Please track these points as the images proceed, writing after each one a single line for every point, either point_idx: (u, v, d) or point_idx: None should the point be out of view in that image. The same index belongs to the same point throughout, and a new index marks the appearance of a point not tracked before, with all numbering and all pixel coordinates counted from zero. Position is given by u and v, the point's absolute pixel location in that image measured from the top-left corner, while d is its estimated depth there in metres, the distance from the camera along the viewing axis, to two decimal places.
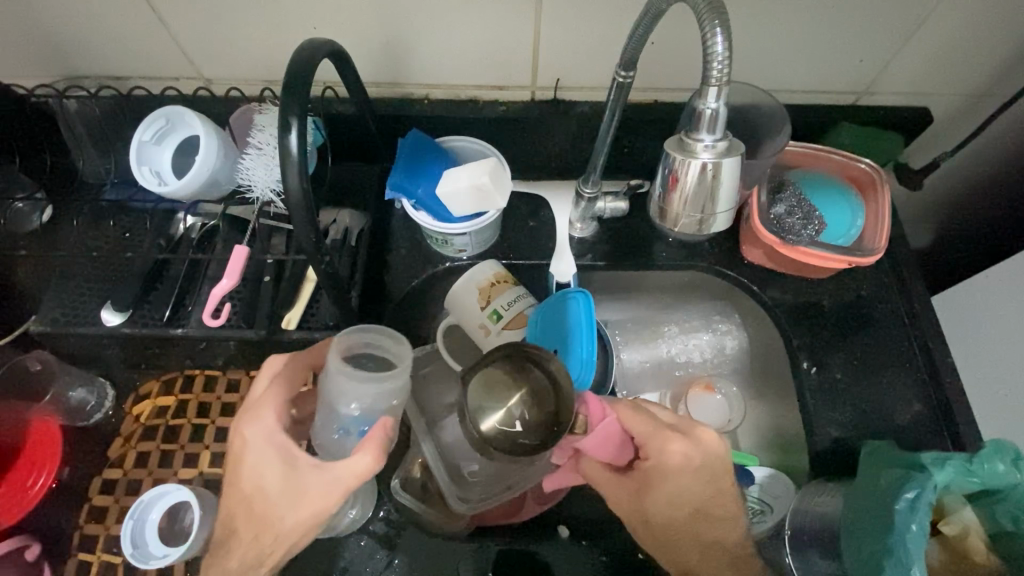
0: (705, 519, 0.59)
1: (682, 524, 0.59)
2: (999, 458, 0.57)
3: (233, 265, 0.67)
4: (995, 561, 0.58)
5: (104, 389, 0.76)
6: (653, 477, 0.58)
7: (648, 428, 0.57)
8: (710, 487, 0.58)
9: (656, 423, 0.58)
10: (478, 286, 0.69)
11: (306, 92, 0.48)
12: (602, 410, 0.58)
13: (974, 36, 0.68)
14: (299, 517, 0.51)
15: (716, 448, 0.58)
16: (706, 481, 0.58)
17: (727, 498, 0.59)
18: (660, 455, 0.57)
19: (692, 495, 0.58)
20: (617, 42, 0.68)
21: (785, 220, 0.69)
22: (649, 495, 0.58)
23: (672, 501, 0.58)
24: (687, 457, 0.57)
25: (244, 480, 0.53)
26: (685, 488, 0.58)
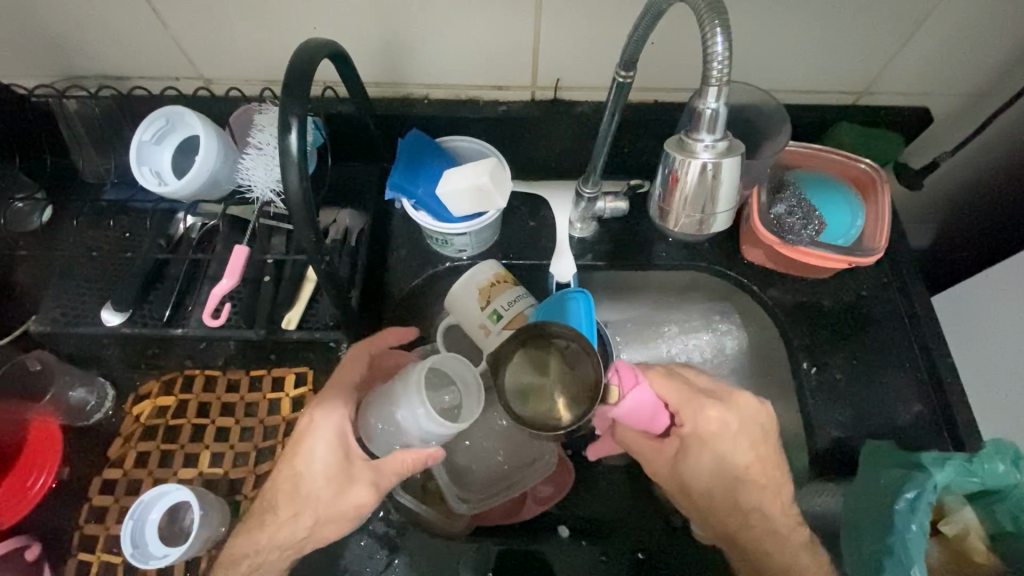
0: (744, 486, 0.60)
1: (730, 495, 0.60)
2: (999, 458, 0.58)
3: (234, 264, 0.67)
4: (995, 562, 0.58)
5: (104, 389, 0.76)
6: (698, 445, 0.59)
7: (683, 394, 0.58)
8: (758, 454, 0.60)
9: (688, 388, 0.58)
10: (478, 285, 0.69)
11: (305, 92, 0.48)
12: (635, 379, 0.55)
13: (974, 36, 0.68)
14: (289, 529, 0.57)
15: (749, 410, 0.60)
16: (746, 445, 0.59)
17: (773, 467, 0.60)
18: (697, 423, 0.58)
19: (736, 460, 0.59)
20: (617, 42, 0.68)
21: (785, 220, 0.69)
22: (689, 463, 0.59)
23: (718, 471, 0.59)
24: (725, 424, 0.58)
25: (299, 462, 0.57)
26: (731, 455, 0.59)
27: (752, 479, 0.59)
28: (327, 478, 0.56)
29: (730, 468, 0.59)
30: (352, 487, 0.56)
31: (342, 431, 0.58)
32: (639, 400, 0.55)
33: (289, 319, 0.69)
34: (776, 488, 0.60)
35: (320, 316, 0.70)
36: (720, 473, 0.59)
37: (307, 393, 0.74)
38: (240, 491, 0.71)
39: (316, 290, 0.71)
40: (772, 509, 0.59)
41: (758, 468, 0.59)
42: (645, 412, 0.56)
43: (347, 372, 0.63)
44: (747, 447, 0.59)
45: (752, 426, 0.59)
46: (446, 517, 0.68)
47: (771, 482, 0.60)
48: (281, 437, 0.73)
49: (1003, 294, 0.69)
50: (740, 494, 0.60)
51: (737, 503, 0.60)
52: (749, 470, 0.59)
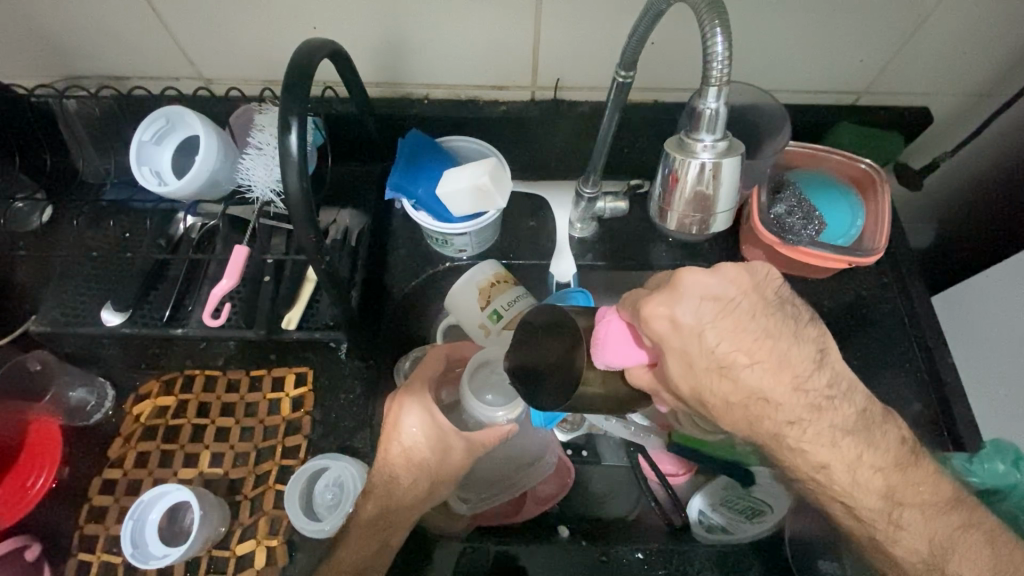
0: (729, 376, 0.45)
1: (727, 393, 0.46)
2: (999, 458, 0.58)
3: (234, 265, 0.66)
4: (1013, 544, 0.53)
5: (104, 389, 0.77)
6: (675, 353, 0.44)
7: (631, 301, 0.47)
8: (744, 339, 0.45)
9: (641, 289, 0.48)
10: (478, 286, 0.69)
11: (305, 93, 0.48)
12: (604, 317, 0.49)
13: (976, 36, 0.68)
14: (410, 493, 0.60)
15: (702, 280, 0.43)
16: (711, 327, 0.44)
17: (768, 355, 0.45)
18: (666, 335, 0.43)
19: (705, 349, 0.44)
20: (616, 42, 0.68)
21: (785, 219, 0.69)
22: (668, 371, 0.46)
23: (703, 373, 0.45)
24: (689, 316, 0.43)
25: (400, 441, 0.60)
26: (716, 353, 0.44)
27: (747, 370, 0.45)
28: (430, 451, 0.60)
29: (703, 360, 0.44)
30: (453, 455, 0.61)
31: (435, 412, 0.60)
32: (612, 331, 0.48)
33: (289, 319, 0.69)
34: (789, 382, 0.46)
35: (320, 316, 0.70)
36: (710, 371, 0.45)
37: (307, 393, 0.74)
38: (239, 491, 0.71)
39: (316, 290, 0.72)
40: (800, 401, 0.47)
41: (750, 354, 0.45)
42: (631, 346, 0.47)
43: (430, 364, 0.65)
44: (725, 331, 0.44)
45: (708, 299, 0.44)
46: (446, 516, 0.68)
47: (778, 364, 0.46)
48: (281, 437, 0.73)
49: (1001, 292, 0.69)
50: (732, 394, 0.46)
51: (738, 401, 0.46)
52: (740, 360, 0.45)
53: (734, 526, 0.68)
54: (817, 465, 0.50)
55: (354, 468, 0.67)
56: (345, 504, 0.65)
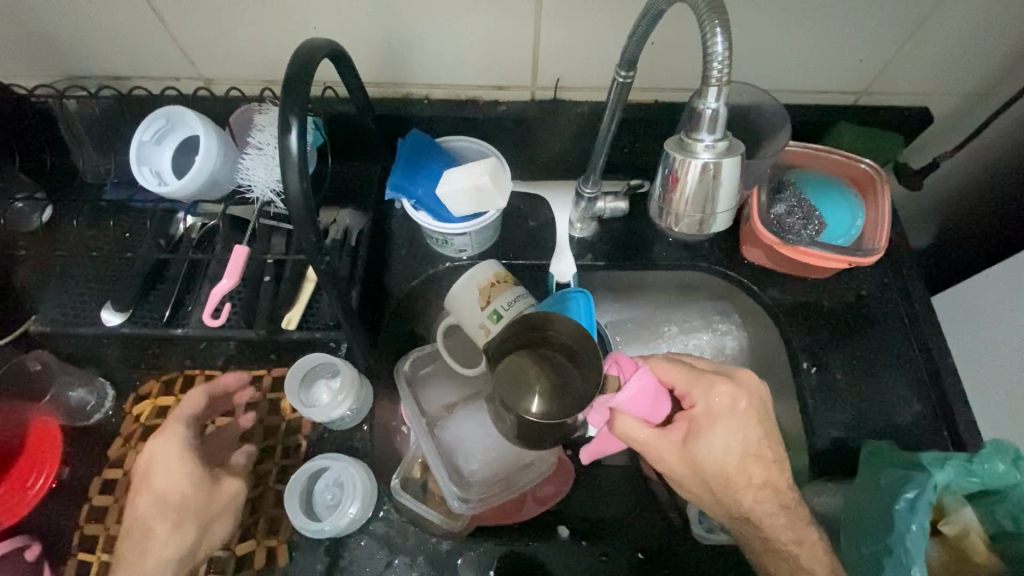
0: (756, 462, 0.56)
1: (725, 464, 0.55)
2: (998, 458, 0.58)
3: (233, 265, 0.66)
4: (995, 562, 0.58)
5: (103, 389, 0.77)
6: (701, 420, 0.56)
7: (690, 375, 0.56)
8: (760, 430, 0.57)
9: (694, 370, 0.57)
10: (478, 286, 0.69)
11: (306, 93, 0.48)
12: (635, 364, 0.54)
13: (974, 36, 0.68)
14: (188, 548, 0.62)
15: (756, 389, 0.58)
16: (754, 424, 0.56)
17: (772, 441, 0.58)
18: (710, 399, 0.56)
19: (742, 441, 0.56)
20: (615, 43, 0.68)
21: (785, 220, 0.70)
22: (702, 441, 0.55)
23: (716, 441, 0.55)
24: (735, 398, 0.56)
25: (150, 481, 0.65)
26: (736, 432, 0.56)
27: (748, 452, 0.56)
28: (195, 488, 0.64)
29: (739, 449, 0.56)
30: (222, 490, 0.65)
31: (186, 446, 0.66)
32: (645, 384, 0.54)
33: (289, 319, 0.69)
34: (774, 464, 0.57)
35: (321, 316, 0.70)
36: (722, 444, 0.55)
37: None
38: None
39: (316, 290, 0.71)
40: (780, 483, 0.57)
41: (757, 449, 0.56)
42: (650, 401, 0.54)
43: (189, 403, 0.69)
44: (749, 428, 0.56)
45: (757, 401, 0.57)
46: (446, 514, 0.67)
47: (775, 458, 0.57)
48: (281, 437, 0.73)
49: (1002, 294, 0.70)
50: (729, 463, 0.56)
51: (730, 472, 0.55)
52: (750, 449, 0.56)
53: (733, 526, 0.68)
54: None
55: (354, 469, 0.66)
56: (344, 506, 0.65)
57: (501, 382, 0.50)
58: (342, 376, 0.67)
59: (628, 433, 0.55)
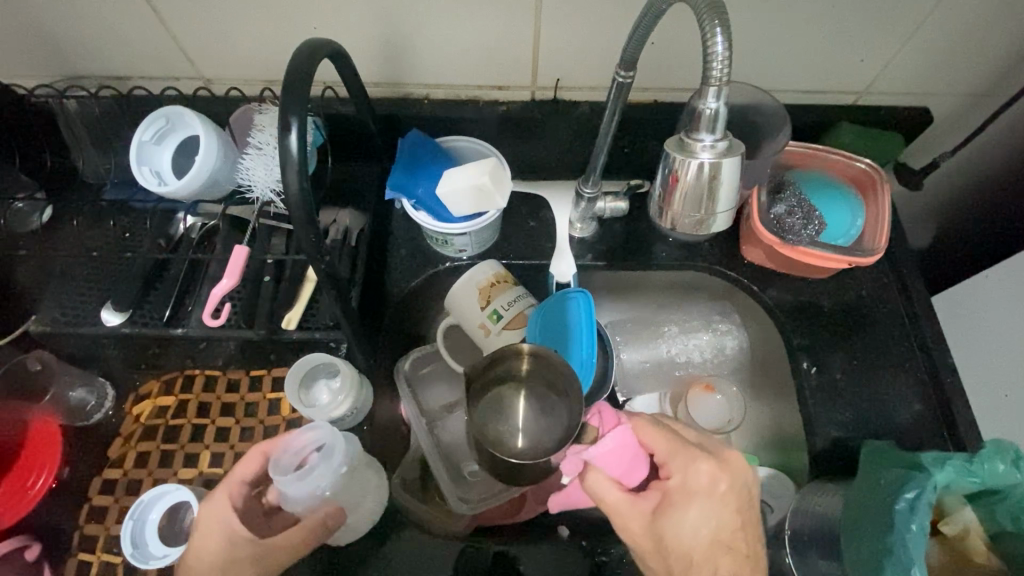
0: (727, 554, 0.52)
1: (693, 549, 0.52)
2: (999, 458, 0.57)
3: (233, 265, 0.67)
4: (996, 562, 0.60)
5: (104, 389, 0.77)
6: (674, 497, 0.54)
7: (670, 445, 0.56)
8: (737, 518, 0.54)
9: (676, 441, 0.56)
10: (478, 285, 0.69)
11: (306, 93, 0.48)
12: (616, 421, 0.60)
13: (975, 35, 0.68)
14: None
15: (743, 471, 0.56)
16: (733, 509, 0.54)
17: (749, 532, 0.54)
18: (686, 473, 0.55)
19: (717, 524, 0.53)
20: (615, 43, 0.68)
21: (785, 220, 0.69)
22: (670, 518, 0.53)
23: (687, 523, 0.52)
24: (715, 477, 0.54)
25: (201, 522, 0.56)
26: (710, 515, 0.53)
27: (721, 542, 0.53)
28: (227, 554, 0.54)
29: (708, 533, 0.52)
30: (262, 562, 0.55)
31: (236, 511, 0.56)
32: (618, 441, 0.58)
33: (289, 319, 0.69)
34: (748, 559, 0.53)
35: (320, 316, 0.70)
36: (692, 526, 0.52)
37: None
38: None
39: (316, 290, 0.71)
40: None
41: (731, 538, 0.53)
42: (624, 461, 0.58)
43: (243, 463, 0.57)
44: (727, 512, 0.53)
45: (741, 481, 0.55)
46: (444, 514, 0.67)
47: (750, 552, 0.53)
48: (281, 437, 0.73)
49: (1002, 294, 0.70)
50: (696, 549, 0.52)
51: (695, 561, 0.51)
52: (724, 537, 0.53)
53: None
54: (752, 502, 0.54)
55: (337, 459, 0.56)
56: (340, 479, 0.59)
57: (488, 416, 0.59)
58: (341, 376, 0.67)
59: (594, 489, 0.55)
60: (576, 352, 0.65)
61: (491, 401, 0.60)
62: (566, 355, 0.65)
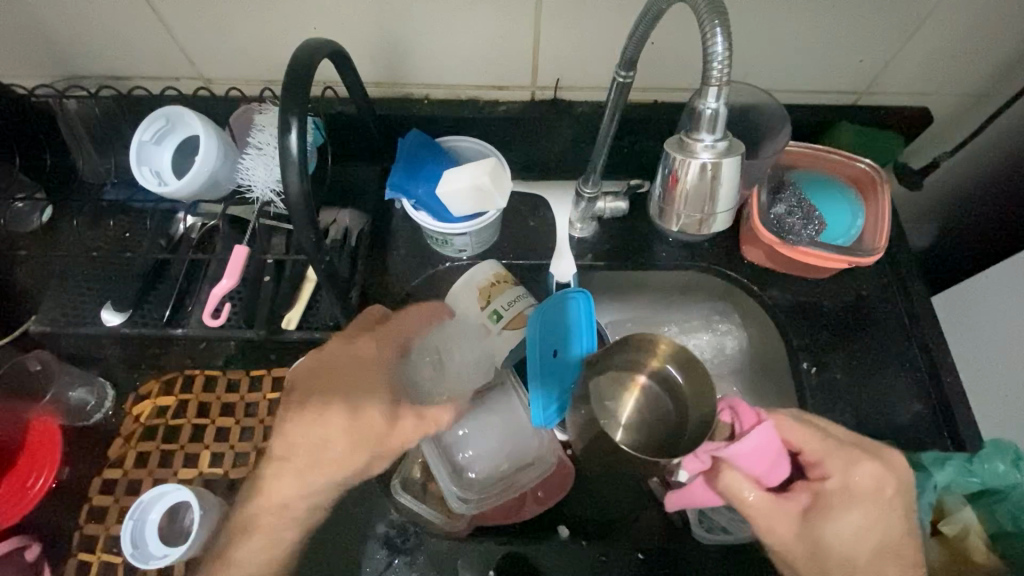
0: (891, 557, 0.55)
1: (855, 554, 0.54)
2: (999, 458, 0.58)
3: (234, 264, 0.67)
4: (996, 562, 0.59)
5: (104, 389, 0.76)
6: (831, 499, 0.54)
7: (825, 446, 0.55)
8: (900, 522, 0.55)
9: (831, 439, 0.56)
10: (478, 286, 0.69)
11: (306, 92, 0.48)
12: (755, 419, 0.54)
13: (975, 36, 0.68)
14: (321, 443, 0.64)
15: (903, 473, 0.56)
16: (897, 508, 0.55)
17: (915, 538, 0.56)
18: (848, 475, 0.55)
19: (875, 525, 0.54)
20: (615, 43, 0.68)
21: (785, 219, 0.69)
22: (830, 520, 0.54)
23: (845, 525, 0.54)
24: (881, 481, 0.55)
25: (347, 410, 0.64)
26: (869, 517, 0.54)
27: (882, 547, 0.55)
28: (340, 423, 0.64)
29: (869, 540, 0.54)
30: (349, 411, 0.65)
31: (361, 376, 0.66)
32: (761, 439, 0.52)
33: (289, 319, 0.69)
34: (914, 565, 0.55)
35: (320, 315, 0.70)
36: (851, 526, 0.54)
37: None
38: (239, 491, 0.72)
39: (316, 290, 0.71)
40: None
41: (890, 543, 0.55)
42: (768, 463, 0.53)
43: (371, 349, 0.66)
44: (884, 515, 0.55)
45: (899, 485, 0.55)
46: (446, 516, 0.67)
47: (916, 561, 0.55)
48: None
49: (1002, 295, 0.70)
50: (859, 557, 0.54)
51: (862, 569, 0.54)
52: (883, 545, 0.55)
53: (734, 526, 0.67)
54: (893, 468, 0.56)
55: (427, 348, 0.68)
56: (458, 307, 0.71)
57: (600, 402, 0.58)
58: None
59: (730, 487, 0.53)
60: (576, 351, 0.65)
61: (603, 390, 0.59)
62: (567, 354, 0.65)
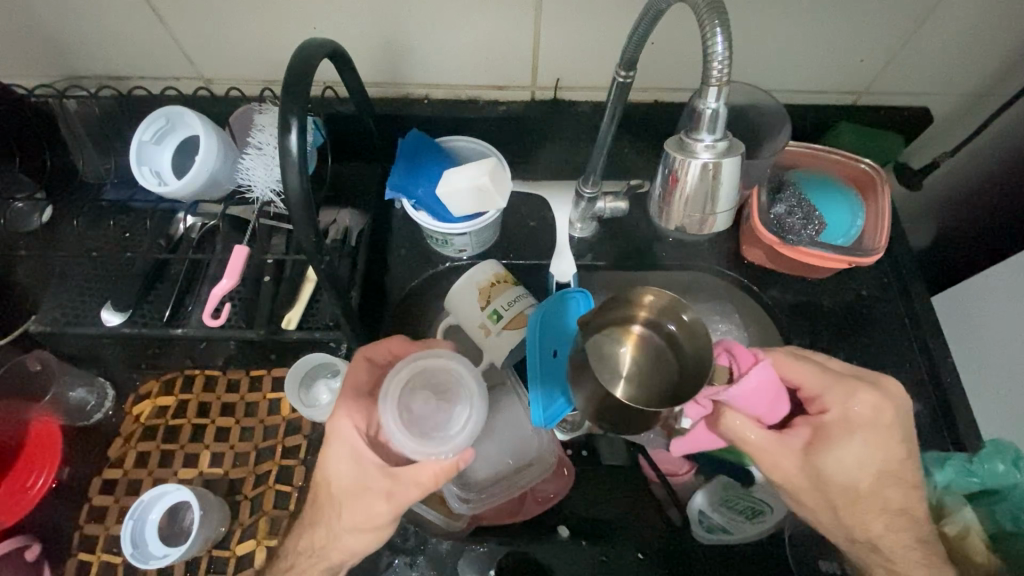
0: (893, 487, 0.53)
1: (860, 483, 0.52)
2: (999, 458, 0.59)
3: (233, 264, 0.66)
4: (996, 562, 0.57)
5: (104, 389, 0.76)
6: (832, 431, 0.52)
7: (821, 378, 0.54)
8: (902, 447, 0.53)
9: (827, 373, 0.54)
10: (478, 285, 0.69)
11: (307, 93, 0.48)
12: (752, 359, 0.53)
13: (975, 36, 0.68)
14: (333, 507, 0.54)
15: (903, 402, 0.54)
16: (899, 437, 0.53)
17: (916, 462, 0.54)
18: (847, 406, 0.52)
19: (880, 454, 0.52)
20: (615, 43, 0.68)
21: (785, 219, 0.69)
22: (830, 451, 0.52)
23: (849, 455, 0.52)
24: (879, 408, 0.52)
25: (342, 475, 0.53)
26: (874, 446, 0.52)
27: (890, 476, 0.53)
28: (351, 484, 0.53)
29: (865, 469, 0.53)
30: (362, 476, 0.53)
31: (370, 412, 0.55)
32: (761, 379, 0.51)
33: (289, 319, 0.69)
34: (915, 489, 0.53)
35: (320, 316, 0.70)
36: (856, 457, 0.51)
37: None
38: (239, 491, 0.72)
39: (316, 290, 0.71)
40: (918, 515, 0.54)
41: (896, 473, 0.53)
42: (768, 400, 0.52)
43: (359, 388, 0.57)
44: (889, 445, 0.52)
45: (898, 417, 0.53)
46: (445, 516, 0.67)
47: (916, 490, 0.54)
48: (281, 437, 0.74)
49: (1001, 295, 0.70)
50: (863, 482, 0.52)
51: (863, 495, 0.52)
52: (886, 475, 0.53)
53: (734, 526, 0.66)
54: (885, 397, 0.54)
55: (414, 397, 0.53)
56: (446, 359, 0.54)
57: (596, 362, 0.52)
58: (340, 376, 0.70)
59: (735, 428, 0.52)
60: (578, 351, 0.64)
61: (603, 350, 0.53)
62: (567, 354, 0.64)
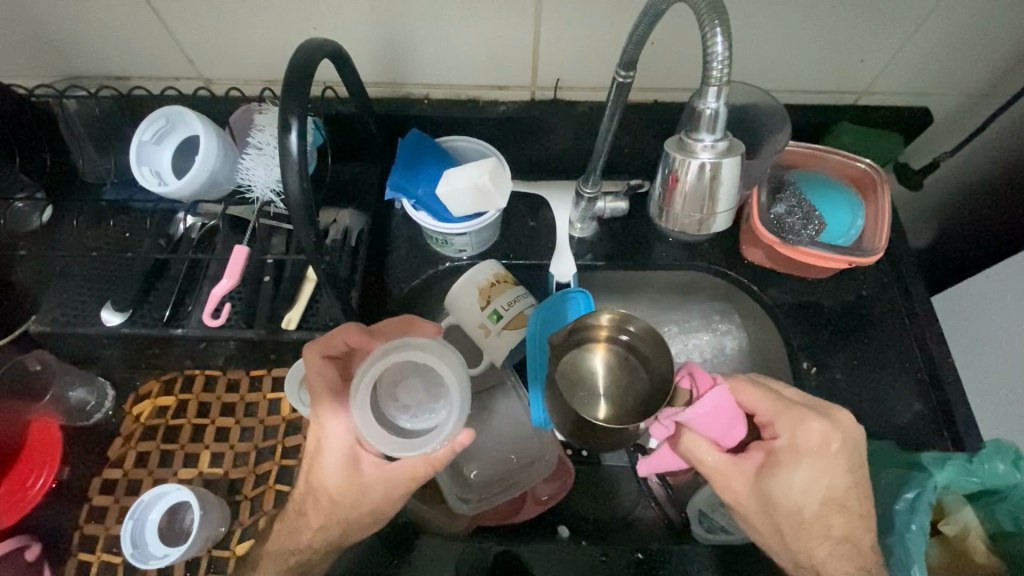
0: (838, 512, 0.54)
1: (804, 507, 0.53)
2: (999, 458, 0.58)
3: (234, 265, 0.67)
4: (996, 562, 0.59)
5: (103, 389, 0.77)
6: (781, 456, 0.53)
7: (774, 404, 0.54)
8: (848, 477, 0.54)
9: (780, 400, 0.54)
10: (478, 285, 0.68)
11: (307, 93, 0.48)
12: (711, 381, 0.53)
13: (974, 36, 0.68)
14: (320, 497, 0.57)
15: (852, 429, 0.54)
16: (844, 465, 0.53)
17: (862, 491, 0.55)
18: (796, 433, 0.53)
19: (825, 482, 0.53)
20: (614, 43, 0.68)
21: (785, 219, 0.70)
22: (777, 477, 0.52)
23: (794, 481, 0.52)
24: (827, 438, 0.53)
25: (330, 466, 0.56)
26: (818, 472, 0.53)
27: (831, 499, 0.54)
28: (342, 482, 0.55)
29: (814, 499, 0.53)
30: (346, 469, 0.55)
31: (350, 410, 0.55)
32: (716, 404, 0.51)
33: (289, 319, 0.68)
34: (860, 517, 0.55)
35: (320, 315, 0.69)
36: (799, 483, 0.52)
37: None
38: (239, 491, 0.72)
39: (316, 290, 0.71)
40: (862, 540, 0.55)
41: (841, 497, 0.54)
42: (726, 423, 0.52)
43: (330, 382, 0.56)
44: (833, 472, 0.53)
45: (847, 445, 0.53)
46: (445, 516, 0.68)
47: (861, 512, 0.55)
48: (282, 437, 0.74)
49: (1000, 295, 0.70)
50: (808, 508, 0.53)
51: (807, 519, 0.54)
52: (832, 497, 0.54)
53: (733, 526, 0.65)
54: (838, 427, 0.54)
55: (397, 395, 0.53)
56: (429, 358, 0.50)
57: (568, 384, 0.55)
58: None
59: (694, 452, 0.53)
60: None
61: (573, 367, 0.56)
62: None
